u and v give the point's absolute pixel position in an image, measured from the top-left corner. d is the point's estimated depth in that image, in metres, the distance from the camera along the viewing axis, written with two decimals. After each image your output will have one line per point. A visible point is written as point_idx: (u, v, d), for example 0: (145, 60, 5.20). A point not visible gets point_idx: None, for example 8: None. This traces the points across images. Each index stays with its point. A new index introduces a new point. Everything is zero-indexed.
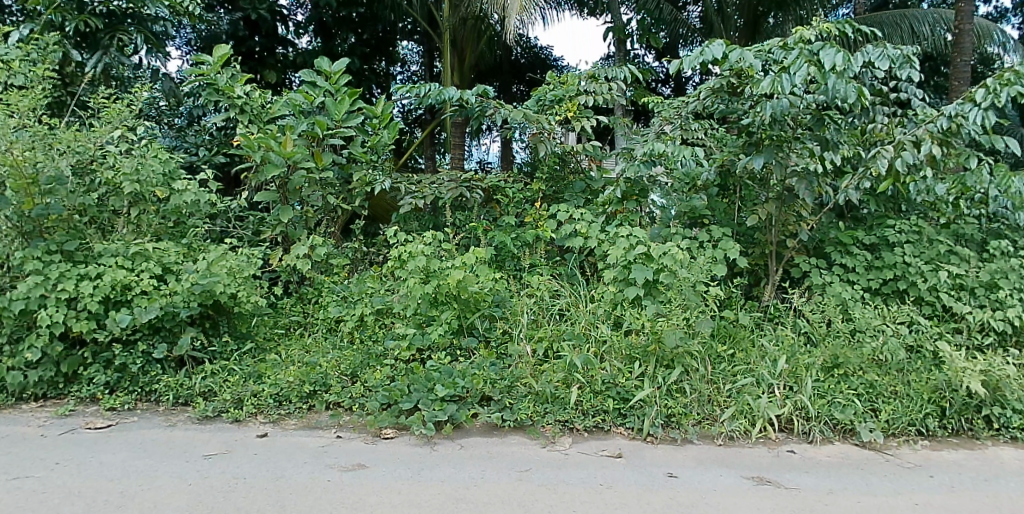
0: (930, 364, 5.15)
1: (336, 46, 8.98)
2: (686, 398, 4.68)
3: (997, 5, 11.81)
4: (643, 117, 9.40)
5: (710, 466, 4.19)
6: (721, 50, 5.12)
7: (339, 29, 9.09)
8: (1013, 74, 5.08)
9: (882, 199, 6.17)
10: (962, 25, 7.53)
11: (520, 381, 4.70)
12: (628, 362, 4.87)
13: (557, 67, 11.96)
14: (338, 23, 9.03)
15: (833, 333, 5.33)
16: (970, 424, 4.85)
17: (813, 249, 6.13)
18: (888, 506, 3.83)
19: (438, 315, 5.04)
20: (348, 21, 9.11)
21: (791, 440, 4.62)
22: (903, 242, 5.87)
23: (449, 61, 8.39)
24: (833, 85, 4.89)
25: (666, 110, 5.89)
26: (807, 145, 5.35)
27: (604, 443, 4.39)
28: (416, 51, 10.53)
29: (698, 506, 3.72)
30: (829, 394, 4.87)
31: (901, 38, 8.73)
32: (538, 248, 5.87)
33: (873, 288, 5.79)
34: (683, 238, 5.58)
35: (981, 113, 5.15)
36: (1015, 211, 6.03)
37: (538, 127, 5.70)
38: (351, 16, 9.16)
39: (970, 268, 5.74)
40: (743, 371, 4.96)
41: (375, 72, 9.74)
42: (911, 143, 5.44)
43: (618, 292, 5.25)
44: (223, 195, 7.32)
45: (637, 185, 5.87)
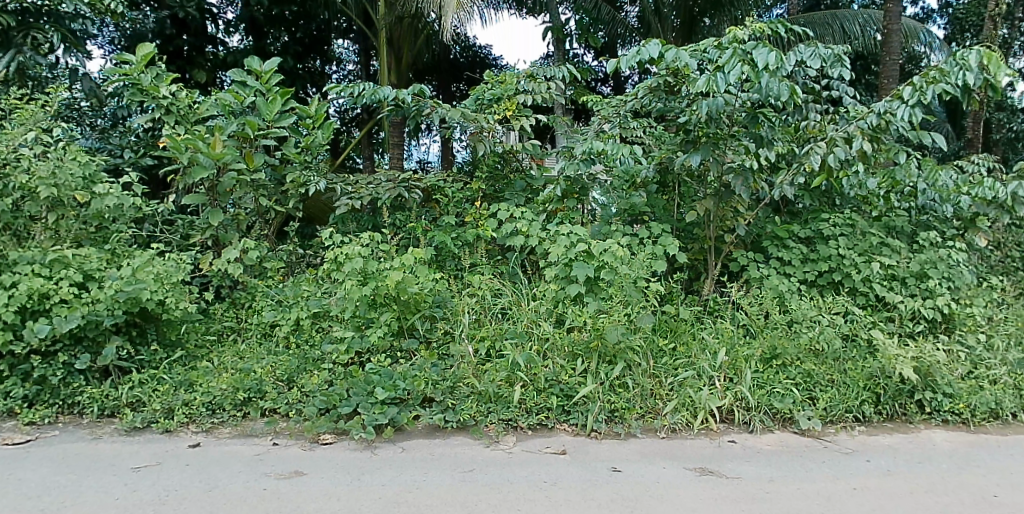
0: (865, 352, 5.32)
1: (268, 45, 8.84)
2: (628, 393, 4.73)
3: (923, 6, 12.29)
4: (583, 116, 9.50)
5: (654, 459, 4.23)
6: (657, 50, 5.18)
7: (272, 28, 8.98)
8: (938, 72, 5.32)
9: (816, 193, 6.34)
10: (889, 25, 7.79)
11: (463, 382, 4.67)
12: (571, 359, 4.89)
13: (497, 67, 12.00)
14: (271, 21, 8.88)
15: (770, 325, 5.45)
16: (903, 409, 5.04)
17: (750, 244, 6.25)
18: (826, 491, 3.92)
19: (377, 317, 4.95)
20: (281, 19, 8.96)
21: (732, 430, 4.70)
22: (837, 235, 6.04)
23: (386, 60, 8.31)
24: (767, 84, 5.02)
25: (605, 109, 5.91)
26: (741, 141, 5.47)
27: (548, 440, 4.40)
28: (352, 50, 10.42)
29: (643, 499, 3.75)
30: (767, 385, 4.99)
31: (832, 38, 8.99)
32: (478, 247, 5.83)
33: (809, 280, 5.94)
34: (623, 235, 5.61)
35: (907, 111, 5.40)
36: (942, 203, 6.38)
37: (476, 127, 5.69)
38: (283, 14, 9.02)
39: (900, 259, 5.95)
40: (683, 364, 5.04)
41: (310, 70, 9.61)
42: (842, 140, 5.60)
43: (560, 290, 5.26)
44: (149, 198, 7.07)
45: (577, 183, 5.90)
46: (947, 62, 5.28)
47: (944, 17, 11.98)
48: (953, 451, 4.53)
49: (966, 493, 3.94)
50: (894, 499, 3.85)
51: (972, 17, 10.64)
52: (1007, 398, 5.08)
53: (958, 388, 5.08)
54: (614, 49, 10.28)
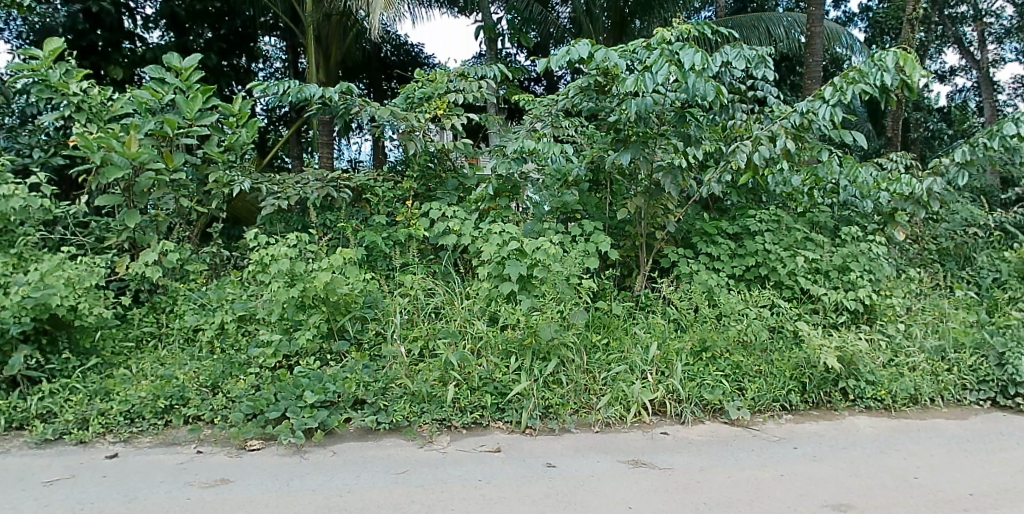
0: (791, 343, 5.52)
1: (189, 41, 8.60)
2: (562, 389, 4.78)
3: (845, 10, 12.85)
4: (516, 115, 9.67)
5: (588, 453, 4.29)
6: (587, 50, 5.21)
7: (193, 24, 8.74)
8: (857, 73, 5.53)
9: (743, 191, 6.54)
10: (813, 28, 8.08)
11: (395, 382, 4.64)
12: (505, 357, 4.91)
13: (429, 65, 12.01)
14: (192, 16, 8.66)
15: (700, 318, 5.57)
16: (828, 396, 5.25)
17: (680, 240, 6.38)
18: (754, 479, 4.05)
19: (305, 319, 4.85)
20: (204, 15, 8.75)
21: (664, 422, 4.81)
22: (763, 230, 6.25)
23: (315, 57, 8.18)
24: (693, 84, 5.10)
25: (537, 108, 5.94)
26: (670, 140, 5.60)
27: (483, 438, 4.41)
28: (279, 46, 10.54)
29: (577, 493, 3.80)
30: (698, 377, 5.12)
31: (758, 39, 9.27)
32: (410, 246, 5.79)
33: (737, 274, 6.11)
34: (555, 233, 5.65)
35: (828, 111, 5.63)
36: (863, 200, 6.58)
37: (407, 126, 5.67)
38: (206, 10, 8.81)
39: (823, 253, 6.19)
40: (616, 359, 5.13)
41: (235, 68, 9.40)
42: (767, 138, 5.78)
43: (493, 288, 5.24)
44: (59, 198, 6.73)
45: (509, 181, 5.94)
46: (866, 63, 5.52)
47: (864, 21, 12.53)
48: (874, 436, 4.75)
49: (888, 475, 4.13)
50: (817, 484, 4.00)
51: (890, 21, 11.12)
52: (925, 384, 5.36)
53: (879, 375, 5.33)
54: (546, 49, 10.41)
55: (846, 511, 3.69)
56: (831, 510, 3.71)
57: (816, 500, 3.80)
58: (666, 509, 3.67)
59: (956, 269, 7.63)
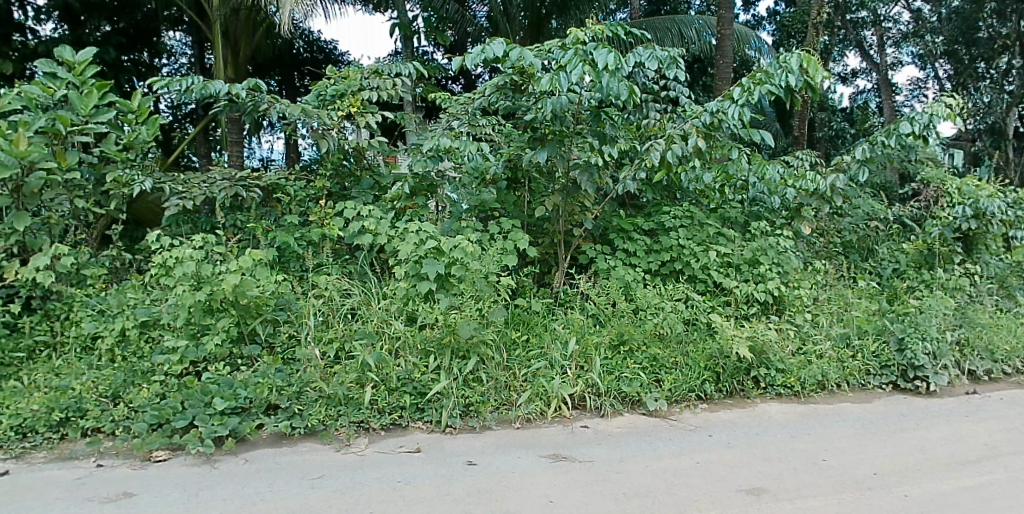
0: (705, 334, 5.71)
1: (86, 34, 8.25)
2: (482, 387, 4.79)
3: (754, 14, 13.44)
4: (434, 112, 9.66)
5: (509, 449, 4.32)
6: (502, 48, 5.26)
7: (89, 15, 8.41)
8: (764, 74, 5.78)
9: (657, 188, 6.73)
10: (723, 30, 8.38)
11: (310, 386, 4.55)
12: (423, 356, 4.88)
13: (343, 63, 11.85)
14: (88, 8, 8.31)
15: (617, 313, 5.70)
16: (741, 385, 5.48)
17: (598, 236, 6.52)
18: (670, 467, 4.17)
19: (213, 324, 4.69)
20: (101, 7, 8.43)
21: (584, 416, 4.90)
22: (677, 226, 6.45)
23: (222, 53, 7.97)
24: (607, 83, 5.19)
25: (453, 107, 5.96)
26: (586, 139, 5.69)
27: (402, 439, 4.39)
28: (185, 43, 10.38)
29: (498, 490, 3.82)
30: (616, 370, 5.23)
31: (671, 41, 9.56)
32: (324, 247, 5.68)
33: (653, 269, 6.28)
34: (473, 231, 5.67)
35: (737, 110, 5.87)
36: (770, 195, 6.98)
37: (318, 123, 5.58)
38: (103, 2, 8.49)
39: (734, 247, 6.46)
40: (536, 355, 5.17)
41: (137, 63, 9.11)
42: (679, 137, 5.95)
43: (410, 288, 5.17)
44: None
45: (425, 180, 5.92)
46: (772, 65, 5.78)
47: (772, 24, 13.14)
48: (783, 421, 4.99)
49: (796, 459, 4.34)
50: (730, 470, 4.16)
51: (796, 25, 11.63)
52: (831, 370, 5.66)
53: (788, 363, 5.59)
54: (463, 47, 10.45)
55: (757, 495, 3.85)
56: (743, 495, 3.87)
57: (730, 486, 3.95)
58: (586, 501, 3.74)
59: (859, 260, 8.07)
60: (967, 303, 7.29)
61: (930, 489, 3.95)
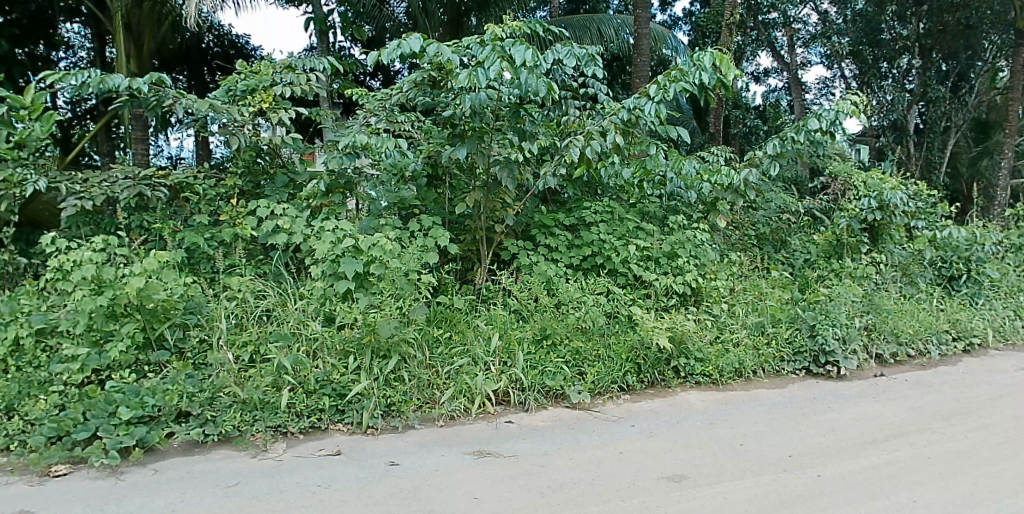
0: (626, 326, 5.84)
1: None
2: (404, 386, 4.75)
3: (670, 15, 13.84)
4: (352, 108, 9.52)
5: (432, 448, 4.31)
6: (419, 44, 5.21)
7: None
8: (678, 72, 5.96)
9: (578, 184, 6.87)
10: (640, 29, 8.58)
11: (224, 391, 4.40)
12: (342, 357, 4.80)
13: (256, 57, 11.50)
14: None
15: (540, 309, 5.76)
16: (662, 375, 5.64)
17: (520, 233, 6.57)
18: (594, 458, 4.26)
19: (117, 330, 4.48)
20: None
21: (508, 411, 4.93)
22: (598, 221, 6.57)
23: (124, 47, 7.64)
24: (525, 80, 5.19)
25: (370, 103, 5.91)
26: (505, 135, 5.71)
27: (322, 442, 4.31)
28: (85, 35, 9.91)
29: (423, 489, 3.80)
30: (540, 364, 5.28)
31: (589, 39, 9.77)
32: (236, 247, 5.51)
33: (574, 264, 6.37)
34: (392, 229, 5.62)
35: (653, 107, 6.06)
36: (687, 190, 7.21)
37: (226, 120, 5.41)
38: None
39: (653, 241, 6.64)
40: (459, 352, 5.16)
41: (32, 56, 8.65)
42: (598, 133, 6.05)
43: (328, 287, 5.09)
44: None
45: (341, 177, 5.83)
46: (686, 62, 5.95)
47: (687, 25, 13.56)
48: (702, 408, 5.17)
49: (716, 445, 4.50)
50: (652, 458, 4.28)
51: (711, 25, 12.03)
52: (747, 357, 5.90)
53: (706, 352, 5.80)
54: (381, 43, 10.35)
55: (678, 481, 3.98)
56: (664, 481, 3.98)
57: (652, 474, 4.06)
58: (510, 495, 3.77)
59: (772, 252, 8.43)
60: (873, 290, 7.69)
61: (839, 468, 4.17)
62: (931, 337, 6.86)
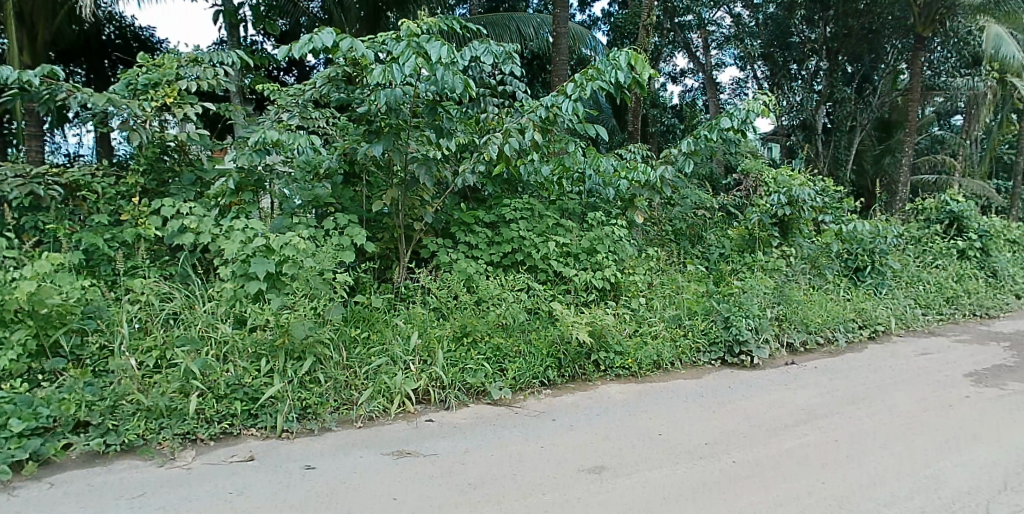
0: (546, 322, 5.93)
1: None
2: (320, 387, 4.67)
3: (589, 14, 14.07)
4: (264, 103, 9.29)
5: (350, 450, 4.25)
6: (332, 38, 5.14)
7: None
8: (595, 71, 6.10)
9: (497, 181, 6.90)
10: (558, 29, 8.70)
11: (127, 399, 4.20)
12: (254, 360, 4.67)
13: (162, 50, 11.03)
14: None
15: (460, 306, 5.76)
16: (582, 369, 5.75)
17: (439, 230, 6.56)
18: (515, 454, 4.30)
19: (6, 337, 4.19)
20: None
21: (429, 410, 4.92)
22: (518, 218, 6.65)
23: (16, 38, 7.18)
24: (441, 76, 5.22)
25: (282, 98, 5.82)
26: (424, 132, 5.71)
27: (235, 448, 4.18)
28: None
29: (341, 492, 3.76)
30: (460, 362, 5.28)
31: (509, 37, 9.86)
32: (139, 248, 5.28)
33: (495, 261, 6.42)
34: (306, 228, 5.51)
35: (571, 105, 6.15)
36: (604, 187, 7.39)
37: (127, 115, 5.18)
38: None
39: (572, 237, 6.76)
40: (377, 352, 5.11)
41: None
42: (516, 131, 6.10)
43: (239, 289, 4.96)
44: None
45: (252, 175, 5.69)
46: (603, 62, 6.09)
47: (606, 25, 13.82)
48: (622, 400, 5.31)
49: (634, 435, 4.63)
50: (572, 451, 4.37)
51: (629, 26, 12.33)
52: (664, 349, 6.10)
53: (625, 345, 5.96)
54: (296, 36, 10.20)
55: (598, 473, 4.08)
56: (584, 473, 4.08)
57: (573, 467, 4.15)
58: (430, 495, 3.77)
59: (689, 246, 8.73)
60: (784, 282, 8.00)
61: (747, 453, 4.37)
62: (839, 325, 7.27)
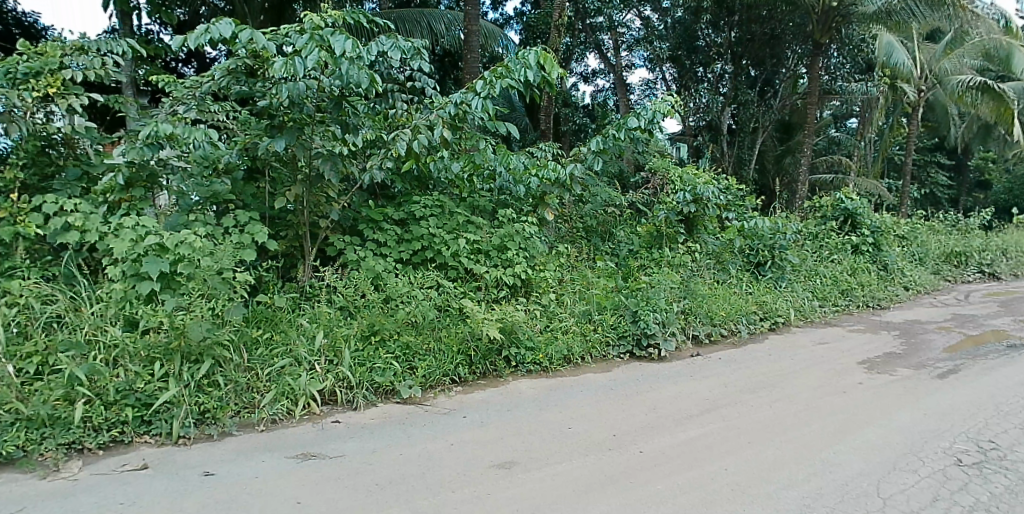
0: (456, 319, 5.95)
1: None
2: (220, 391, 4.52)
3: (502, 13, 14.15)
4: (159, 93, 8.88)
5: (251, 454, 4.13)
6: (230, 29, 4.97)
7: None
8: (504, 69, 6.14)
9: (407, 178, 6.87)
10: (470, 26, 8.70)
11: (4, 408, 3.93)
12: (148, 364, 4.46)
13: (48, 36, 10.37)
14: None
15: (367, 304, 5.70)
16: (493, 365, 5.81)
17: (347, 228, 6.46)
18: (423, 452, 4.31)
19: None
20: None
21: (335, 411, 4.85)
22: (428, 215, 6.63)
23: None
24: (346, 71, 5.15)
25: (176, 90, 5.53)
26: (328, 127, 5.59)
27: (126, 457, 3.99)
28: None
29: (242, 498, 3.65)
30: (368, 361, 5.21)
31: (420, 34, 9.87)
32: (18, 248, 4.93)
33: (404, 259, 6.38)
34: (203, 225, 5.32)
35: (480, 102, 6.15)
36: (515, 184, 7.49)
37: (4, 105, 4.88)
38: None
39: (483, 234, 6.81)
40: (280, 352, 4.97)
41: None
42: (426, 127, 6.07)
43: (129, 289, 4.74)
44: None
45: (144, 169, 5.40)
46: (512, 60, 6.15)
47: (519, 24, 13.97)
48: (532, 395, 5.41)
49: (543, 430, 4.74)
50: (482, 447, 4.42)
51: (541, 25, 12.50)
52: (574, 344, 6.25)
53: (536, 341, 6.07)
54: (195, 21, 10.01)
55: (507, 468, 4.14)
56: (494, 469, 4.13)
57: (483, 463, 4.20)
58: (336, 497, 3.72)
59: (599, 243, 8.98)
60: (690, 276, 8.35)
61: (649, 443, 4.56)
62: (741, 318, 7.65)
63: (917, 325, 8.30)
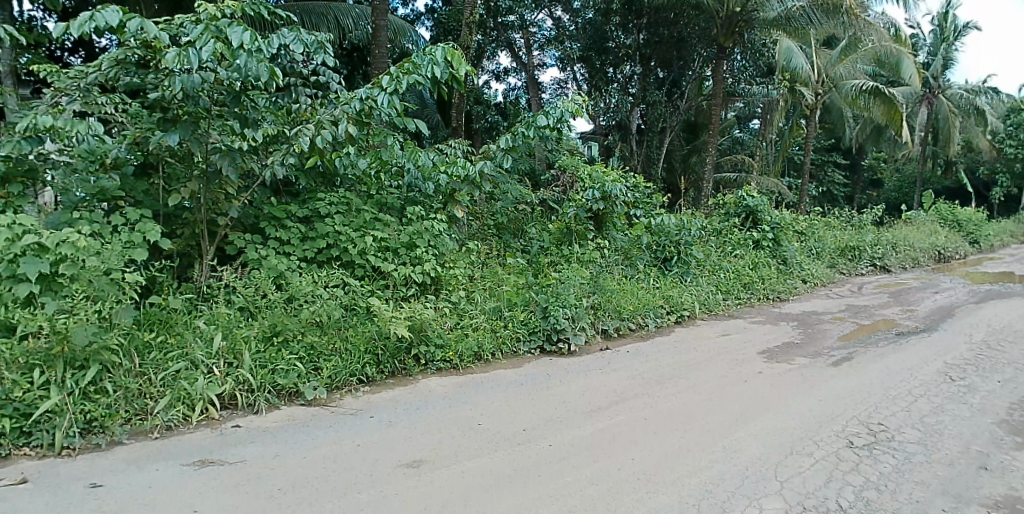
0: (363, 318, 5.89)
1: None
2: (109, 398, 4.30)
3: (413, 9, 14.04)
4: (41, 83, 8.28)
5: (142, 463, 3.96)
6: (118, 18, 4.70)
7: None
8: (411, 65, 6.13)
9: (312, 174, 6.74)
10: (378, 20, 8.54)
11: None
12: (27, 371, 4.21)
13: None
14: None
15: (269, 305, 5.55)
16: (402, 364, 5.79)
17: (248, 226, 6.28)
18: (327, 454, 4.26)
19: None
20: None
21: (235, 415, 4.71)
22: (333, 213, 6.52)
23: None
24: (245, 62, 5.02)
25: (59, 80, 5.16)
26: (226, 121, 5.48)
27: (2, 471, 3.79)
28: None
29: (132, 510, 3.51)
30: (270, 363, 5.08)
31: (326, 26, 9.77)
32: None
33: (309, 257, 6.25)
34: (88, 223, 5.04)
35: (386, 98, 6.08)
36: (424, 181, 7.42)
37: None
38: None
39: (391, 232, 6.75)
40: (175, 356, 4.76)
41: None
42: (330, 123, 5.95)
43: (5, 293, 4.41)
44: None
45: (22, 164, 5.10)
46: (419, 56, 6.15)
47: (430, 20, 13.91)
48: (440, 393, 5.43)
49: (449, 427, 4.78)
50: (387, 447, 4.41)
51: (451, 22, 12.47)
52: (484, 341, 6.32)
53: (445, 338, 6.10)
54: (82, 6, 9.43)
55: (415, 467, 4.16)
56: (400, 468, 4.15)
57: (389, 462, 4.20)
58: (234, 504, 3.63)
59: (510, 240, 9.09)
60: (599, 271, 8.58)
61: (552, 437, 4.69)
62: (647, 312, 7.95)
63: (813, 317, 8.86)
